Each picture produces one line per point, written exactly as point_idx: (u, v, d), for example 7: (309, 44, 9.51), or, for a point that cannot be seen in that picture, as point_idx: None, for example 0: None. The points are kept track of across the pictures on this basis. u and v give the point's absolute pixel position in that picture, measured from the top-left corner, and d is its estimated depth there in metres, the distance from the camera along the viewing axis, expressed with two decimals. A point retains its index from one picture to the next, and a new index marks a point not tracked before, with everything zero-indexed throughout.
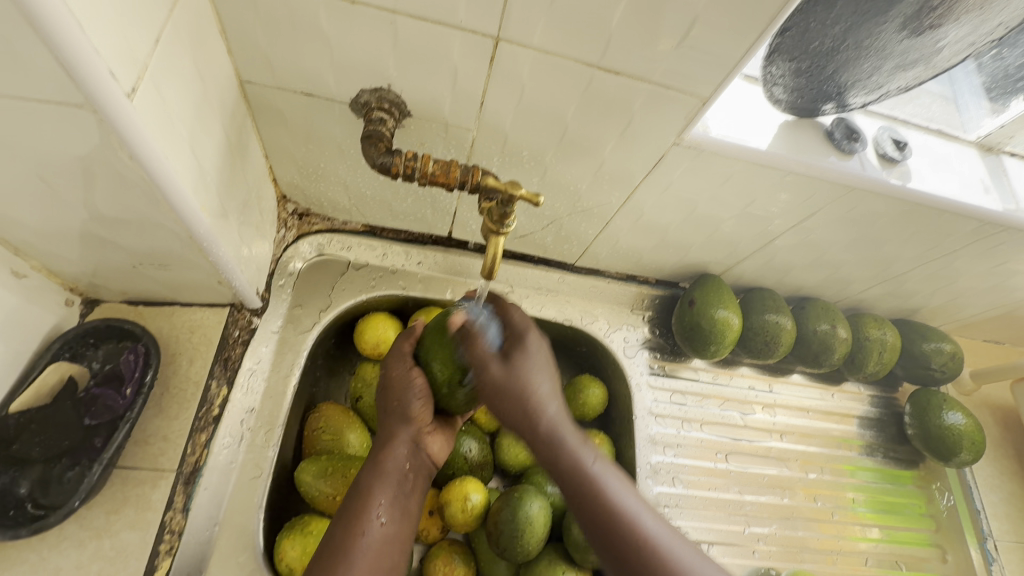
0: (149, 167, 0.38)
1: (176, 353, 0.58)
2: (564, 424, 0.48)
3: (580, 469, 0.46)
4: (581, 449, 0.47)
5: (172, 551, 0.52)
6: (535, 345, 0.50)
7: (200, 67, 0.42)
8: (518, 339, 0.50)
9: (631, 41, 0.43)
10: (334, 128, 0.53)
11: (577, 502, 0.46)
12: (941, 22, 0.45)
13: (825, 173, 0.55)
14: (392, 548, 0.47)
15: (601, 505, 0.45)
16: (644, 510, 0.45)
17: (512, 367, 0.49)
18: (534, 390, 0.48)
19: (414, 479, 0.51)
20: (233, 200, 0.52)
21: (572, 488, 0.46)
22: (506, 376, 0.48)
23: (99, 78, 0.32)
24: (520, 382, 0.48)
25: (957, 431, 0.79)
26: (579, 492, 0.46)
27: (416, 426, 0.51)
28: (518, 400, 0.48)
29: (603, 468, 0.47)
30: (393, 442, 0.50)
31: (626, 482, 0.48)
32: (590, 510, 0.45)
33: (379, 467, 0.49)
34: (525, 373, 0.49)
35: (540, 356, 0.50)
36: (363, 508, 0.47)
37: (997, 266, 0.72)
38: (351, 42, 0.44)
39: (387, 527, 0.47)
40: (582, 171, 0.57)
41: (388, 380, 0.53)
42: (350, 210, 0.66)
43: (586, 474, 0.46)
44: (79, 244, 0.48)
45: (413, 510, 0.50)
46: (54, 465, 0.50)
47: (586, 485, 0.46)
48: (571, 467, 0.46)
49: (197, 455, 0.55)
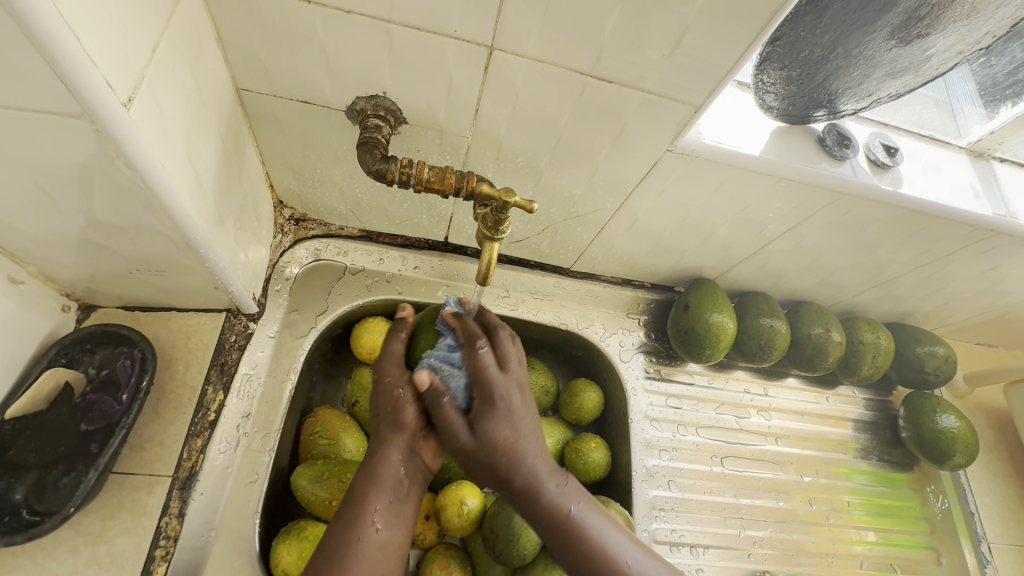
0: (146, 174, 0.38)
1: (173, 358, 0.59)
2: (545, 473, 0.48)
3: (560, 516, 0.47)
4: (563, 494, 0.48)
5: (167, 556, 0.52)
6: (514, 398, 0.50)
7: (197, 75, 0.42)
8: (492, 396, 0.49)
9: (624, 50, 0.43)
10: (330, 135, 0.54)
11: (555, 541, 0.47)
12: (929, 31, 0.46)
13: (817, 179, 0.56)
14: (388, 553, 0.46)
15: (580, 540, 0.46)
16: (614, 529, 0.48)
17: (486, 431, 0.48)
18: (515, 450, 0.48)
19: (411, 484, 0.51)
20: (230, 207, 0.52)
21: (553, 536, 0.47)
22: (481, 442, 0.48)
23: (96, 87, 0.32)
24: (497, 443, 0.48)
25: (951, 434, 0.79)
26: (559, 540, 0.46)
27: (410, 431, 0.51)
28: (499, 464, 0.48)
29: (582, 508, 0.48)
30: (386, 449, 0.50)
31: (600, 511, 0.49)
32: (569, 548, 0.46)
33: (373, 472, 0.49)
34: (495, 430, 0.48)
35: (517, 404, 0.50)
36: (358, 515, 0.47)
37: (989, 271, 0.73)
38: (346, 50, 0.45)
39: (382, 533, 0.47)
40: (576, 177, 0.57)
41: (384, 389, 0.53)
42: (347, 216, 0.67)
43: (564, 519, 0.47)
44: (76, 250, 0.48)
45: (412, 514, 0.50)
46: (49, 471, 0.50)
47: (568, 534, 0.47)
48: (550, 518, 0.47)
49: (193, 460, 0.56)
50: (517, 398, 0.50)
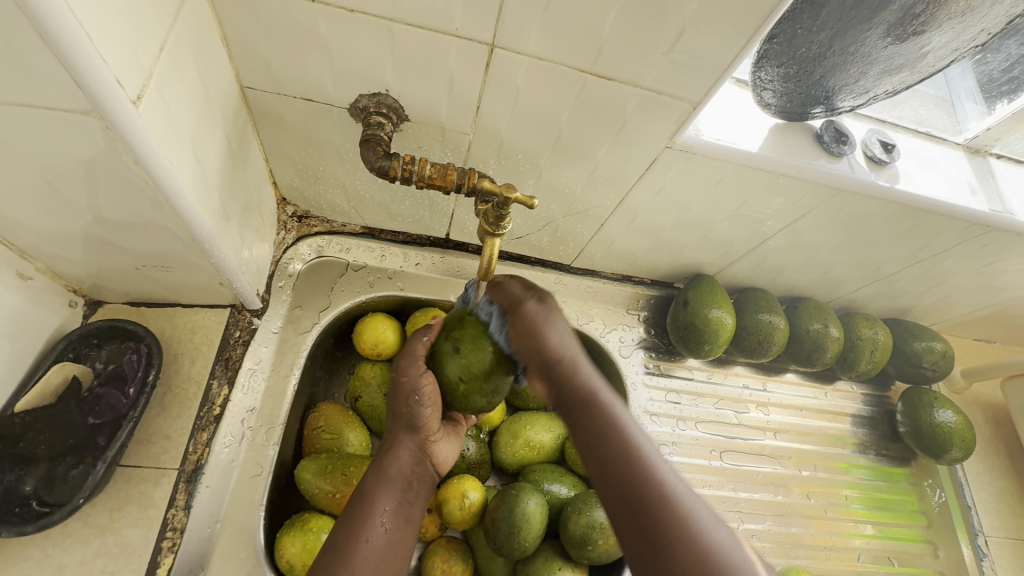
0: (152, 171, 0.39)
1: (178, 354, 0.59)
2: (599, 391, 0.44)
3: (610, 428, 0.43)
4: (616, 415, 0.43)
5: (174, 548, 0.53)
6: (559, 328, 0.46)
7: (203, 73, 0.43)
8: (532, 315, 0.46)
9: (623, 48, 0.44)
10: (332, 132, 0.54)
11: (605, 456, 0.42)
12: (924, 29, 0.46)
13: (814, 176, 0.57)
14: (393, 553, 0.47)
15: (624, 448, 0.41)
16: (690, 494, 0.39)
17: (530, 333, 0.46)
18: (559, 356, 0.45)
19: (417, 486, 0.53)
20: (234, 203, 0.53)
21: (603, 453, 0.42)
22: (522, 344, 0.46)
23: (105, 85, 0.32)
24: (536, 350, 0.46)
25: (947, 428, 0.80)
26: (604, 442, 0.42)
27: (421, 433, 0.54)
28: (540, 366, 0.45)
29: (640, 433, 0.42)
30: (396, 449, 0.53)
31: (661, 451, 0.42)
32: (616, 469, 0.41)
33: (384, 471, 0.51)
34: (539, 332, 0.46)
35: (563, 329, 0.47)
36: (367, 512, 0.48)
37: (986, 266, 0.73)
38: (349, 48, 0.45)
39: (389, 533, 0.48)
40: (577, 173, 0.58)
41: (399, 387, 0.54)
42: (350, 213, 0.67)
43: (616, 434, 0.42)
44: (84, 246, 0.49)
45: (417, 516, 0.51)
46: (58, 463, 0.51)
47: (614, 439, 0.42)
48: (605, 430, 0.42)
49: (199, 454, 0.56)
50: (558, 325, 0.46)
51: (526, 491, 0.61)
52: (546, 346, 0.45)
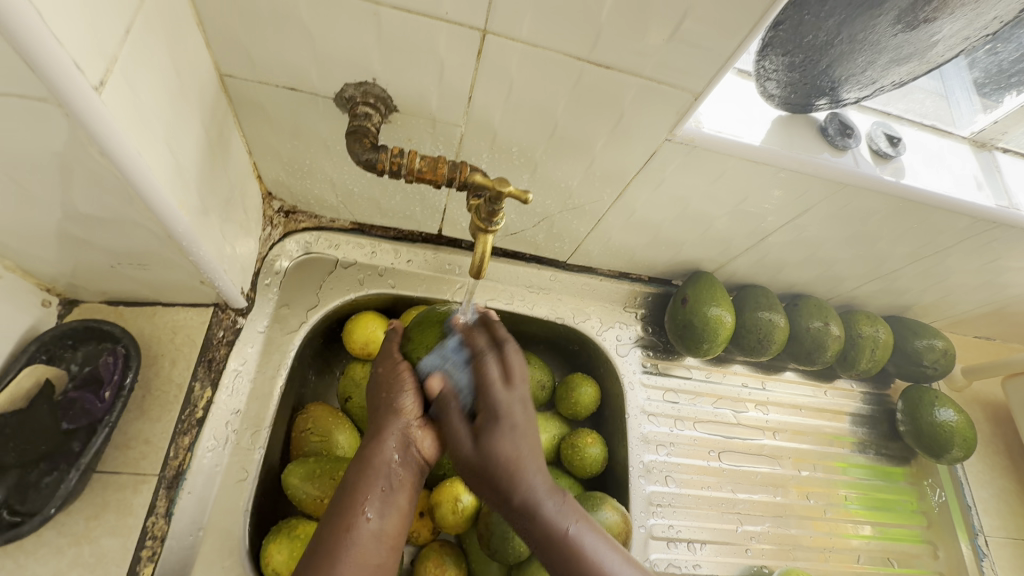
0: (122, 163, 0.37)
1: (158, 355, 0.57)
2: (544, 493, 0.48)
3: (557, 533, 0.46)
4: (560, 514, 0.47)
5: (154, 557, 0.51)
6: (517, 409, 0.50)
7: (177, 60, 0.41)
8: (496, 407, 0.49)
9: (621, 35, 0.42)
10: (318, 123, 0.52)
11: (552, 559, 0.46)
12: (935, 16, 0.44)
13: (819, 169, 0.55)
14: (379, 545, 0.45)
15: (583, 569, 0.45)
16: (624, 571, 0.45)
17: (489, 442, 0.48)
18: (516, 464, 0.48)
19: (405, 476, 0.49)
20: (215, 198, 0.50)
21: (550, 556, 0.46)
22: (483, 453, 0.48)
23: (65, 72, 0.30)
24: (499, 455, 0.48)
25: (950, 428, 0.78)
26: (558, 563, 0.45)
27: (406, 419, 0.51)
28: (498, 477, 0.48)
29: (580, 529, 0.47)
30: (380, 437, 0.49)
31: (600, 536, 0.47)
32: (566, 573, 0.45)
33: (366, 461, 0.48)
34: (500, 441, 0.48)
35: (522, 433, 0.49)
36: (350, 504, 0.45)
37: (990, 263, 0.72)
38: (333, 35, 0.43)
39: (374, 524, 0.45)
40: (573, 168, 0.56)
41: (381, 378, 0.53)
42: (338, 208, 0.65)
43: (564, 538, 0.46)
44: (56, 244, 0.47)
45: (406, 505, 0.48)
46: (30, 470, 0.49)
47: (567, 557, 0.45)
48: (547, 534, 0.46)
49: (180, 459, 0.54)
50: (521, 410, 0.50)
51: None
52: (506, 458, 0.48)
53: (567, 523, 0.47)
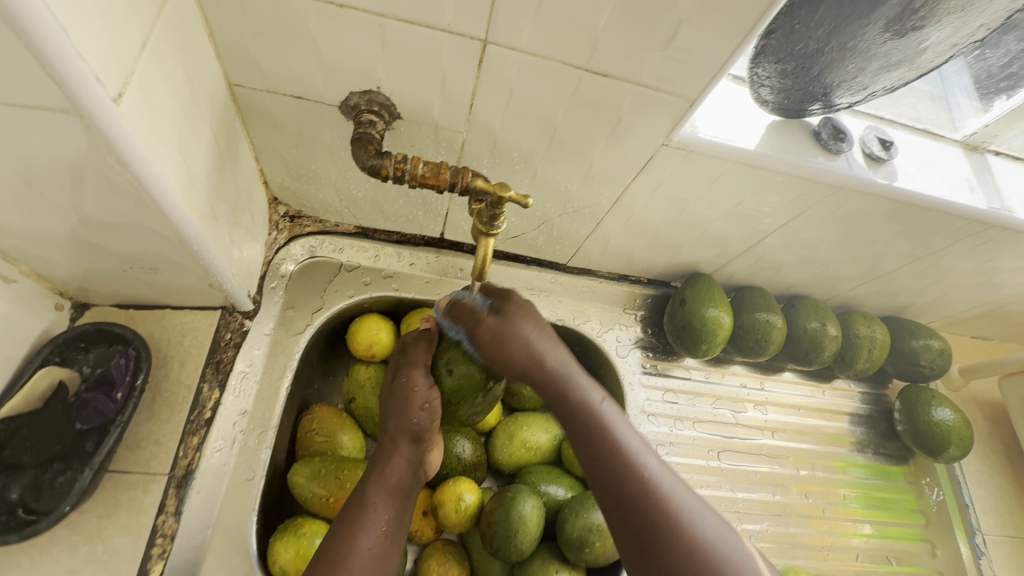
0: (136, 171, 0.38)
1: (168, 356, 0.58)
2: (567, 364, 0.50)
3: (584, 406, 0.48)
4: (587, 389, 0.49)
5: (164, 555, 0.52)
6: (530, 314, 0.51)
7: (190, 71, 0.42)
8: (502, 305, 0.51)
9: (619, 43, 0.43)
10: (324, 130, 0.53)
11: (578, 426, 0.48)
12: (923, 24, 0.46)
13: (813, 173, 0.56)
14: (386, 564, 0.47)
15: (603, 440, 0.46)
16: (645, 450, 0.46)
17: (507, 322, 0.50)
18: (531, 346, 0.50)
19: (410, 493, 0.52)
20: (223, 204, 0.52)
21: (575, 426, 0.48)
22: (495, 339, 0.49)
23: (88, 86, 0.32)
24: (515, 334, 0.49)
25: (946, 427, 0.79)
26: (585, 433, 0.47)
27: (422, 443, 0.53)
28: (504, 355, 0.49)
29: (607, 406, 0.48)
30: (394, 456, 0.52)
31: (625, 419, 0.49)
32: (590, 444, 0.47)
33: (384, 478, 0.50)
34: (516, 329, 0.50)
35: (537, 332, 0.51)
36: (366, 519, 0.48)
37: (984, 264, 0.73)
38: (339, 45, 0.44)
39: (385, 542, 0.48)
40: (572, 172, 0.57)
41: (403, 391, 0.53)
42: (342, 212, 0.66)
43: (588, 410, 0.48)
44: (70, 249, 0.48)
45: (408, 524, 0.51)
46: (45, 470, 0.50)
47: (596, 428, 0.47)
48: (577, 405, 0.48)
49: (189, 459, 0.55)
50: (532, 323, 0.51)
51: (523, 493, 0.60)
52: (523, 346, 0.49)
53: (593, 396, 0.49)
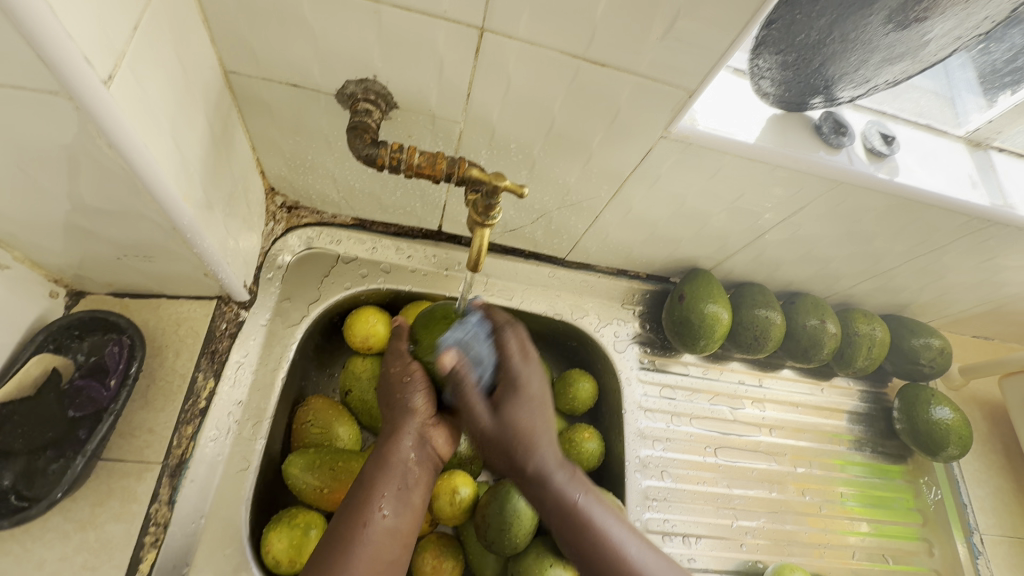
0: (128, 156, 0.38)
1: (163, 346, 0.58)
2: (554, 464, 0.51)
3: (567, 504, 0.50)
4: (569, 485, 0.50)
5: (157, 543, 0.52)
6: (529, 388, 0.52)
7: (183, 57, 0.42)
8: (517, 380, 0.52)
9: (617, 33, 0.43)
10: (320, 119, 0.53)
11: (561, 525, 0.50)
12: (926, 15, 0.45)
13: (813, 168, 0.55)
14: (394, 542, 0.47)
15: (589, 536, 0.48)
16: (629, 538, 0.49)
17: (509, 415, 0.50)
18: (534, 443, 0.50)
19: (419, 473, 0.51)
20: (218, 192, 0.51)
21: (560, 523, 0.50)
22: (502, 426, 0.50)
23: (77, 67, 0.31)
24: (519, 426, 0.50)
25: (945, 425, 0.79)
26: (572, 529, 0.49)
27: (420, 419, 0.52)
28: (514, 448, 0.50)
29: (588, 499, 0.50)
30: (396, 437, 0.51)
31: (604, 504, 0.51)
32: (576, 538, 0.49)
33: (382, 459, 0.50)
34: (513, 415, 0.51)
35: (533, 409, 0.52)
36: (367, 500, 0.47)
37: (986, 262, 0.72)
38: (334, 32, 0.44)
39: (389, 520, 0.47)
40: (570, 165, 0.57)
41: (393, 378, 0.54)
42: (340, 203, 0.66)
43: (572, 508, 0.49)
44: (64, 236, 0.48)
45: (418, 503, 0.50)
46: (38, 457, 0.50)
47: (576, 523, 0.49)
48: (559, 502, 0.50)
49: (183, 448, 0.55)
50: (537, 384, 0.53)
51: (518, 487, 0.60)
52: (524, 435, 0.50)
53: (572, 488, 0.50)
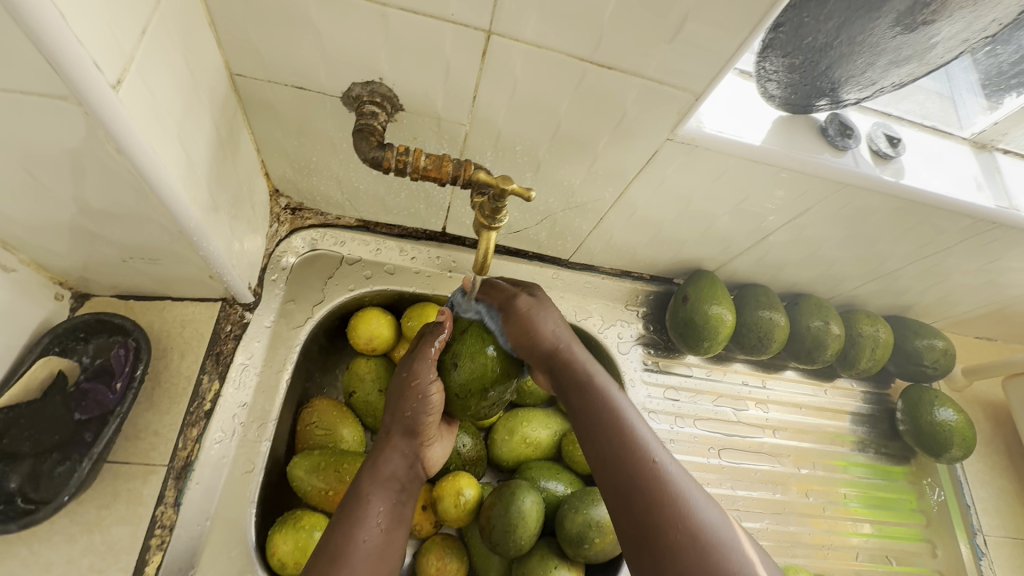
0: (136, 160, 0.38)
1: (167, 348, 0.58)
2: (590, 374, 0.50)
3: (598, 409, 0.48)
4: (604, 394, 0.49)
5: (163, 545, 0.52)
6: (551, 312, 0.52)
7: (190, 59, 0.42)
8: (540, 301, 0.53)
9: (624, 36, 0.43)
10: (326, 121, 0.53)
11: (593, 429, 0.47)
12: (934, 18, 0.45)
13: (819, 170, 0.55)
14: (388, 555, 0.48)
15: (619, 434, 0.46)
16: (660, 447, 0.45)
17: (535, 322, 0.51)
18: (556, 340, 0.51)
19: (409, 488, 0.53)
20: (224, 194, 0.51)
21: (590, 428, 0.48)
22: (527, 335, 0.51)
23: (86, 72, 0.31)
24: (543, 335, 0.51)
25: (948, 427, 0.79)
26: (599, 429, 0.47)
27: (417, 438, 0.53)
28: (546, 352, 0.51)
29: (623, 406, 0.48)
30: (388, 450, 0.52)
31: (643, 417, 0.48)
32: (603, 438, 0.46)
33: (377, 473, 0.51)
34: (537, 323, 0.51)
35: (558, 319, 0.53)
36: (363, 513, 0.48)
37: (990, 263, 0.72)
38: (341, 34, 0.44)
39: (384, 532, 0.48)
40: (575, 167, 0.57)
41: (405, 387, 0.53)
42: (344, 205, 0.66)
43: (603, 414, 0.47)
44: (69, 239, 0.48)
45: (410, 518, 0.51)
46: (44, 460, 0.50)
47: (608, 424, 0.47)
48: (590, 409, 0.48)
49: (188, 450, 0.55)
50: (555, 318, 0.52)
51: (523, 489, 0.60)
52: (543, 337, 0.51)
53: (612, 388, 0.49)
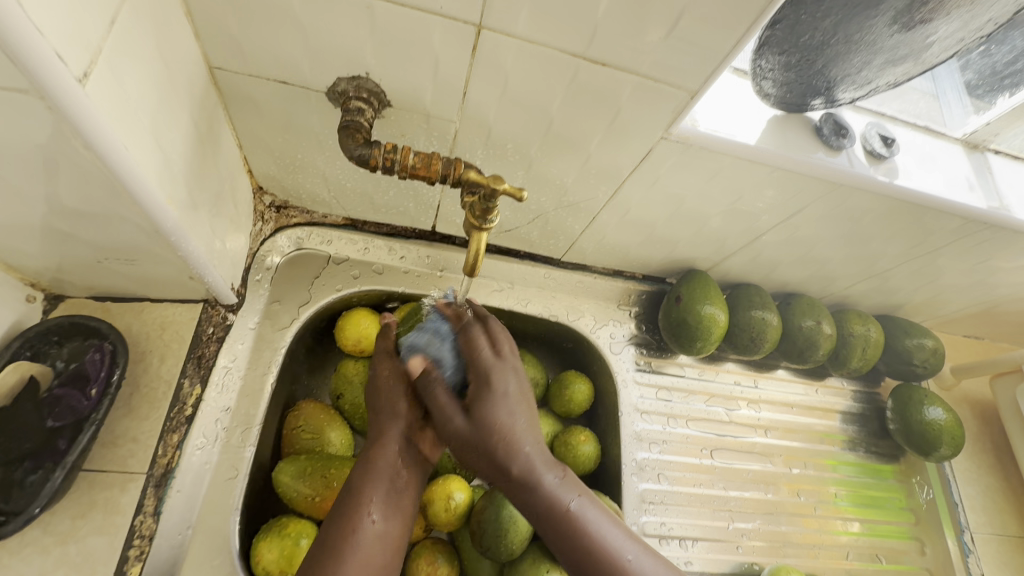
0: (107, 157, 0.36)
1: (147, 352, 0.56)
2: (541, 463, 0.48)
3: (558, 508, 0.46)
4: (561, 487, 0.48)
5: (142, 556, 0.50)
6: (511, 384, 0.50)
7: (165, 52, 0.40)
8: (491, 377, 0.49)
9: (618, 32, 0.41)
10: (310, 117, 0.51)
11: (551, 530, 0.46)
12: (931, 17, 0.45)
13: (814, 169, 0.55)
14: (385, 547, 0.46)
15: (581, 541, 0.45)
16: (622, 541, 0.46)
17: (483, 414, 0.48)
18: (515, 427, 0.48)
19: (407, 476, 0.50)
20: (204, 193, 0.50)
21: (550, 528, 0.47)
22: (478, 427, 0.48)
23: (48, 64, 0.30)
24: (494, 425, 0.47)
25: (938, 426, 0.79)
26: (556, 533, 0.46)
27: (408, 422, 0.52)
28: (494, 448, 0.47)
29: (581, 502, 0.47)
30: (384, 440, 0.50)
31: (597, 508, 0.48)
32: (564, 544, 0.46)
33: (371, 465, 0.49)
34: (495, 410, 0.48)
35: (514, 391, 0.50)
36: (355, 506, 0.46)
37: (981, 263, 0.72)
38: (325, 26, 0.42)
39: (379, 525, 0.46)
40: (568, 166, 0.56)
41: (377, 380, 0.54)
42: (330, 203, 0.64)
43: (564, 512, 0.46)
44: (41, 239, 0.46)
45: (409, 507, 0.49)
46: (14, 469, 0.48)
47: (569, 529, 0.46)
48: (549, 507, 0.46)
49: (169, 457, 0.53)
50: (514, 384, 0.50)
51: None
52: (498, 426, 0.47)
53: (563, 489, 0.48)
